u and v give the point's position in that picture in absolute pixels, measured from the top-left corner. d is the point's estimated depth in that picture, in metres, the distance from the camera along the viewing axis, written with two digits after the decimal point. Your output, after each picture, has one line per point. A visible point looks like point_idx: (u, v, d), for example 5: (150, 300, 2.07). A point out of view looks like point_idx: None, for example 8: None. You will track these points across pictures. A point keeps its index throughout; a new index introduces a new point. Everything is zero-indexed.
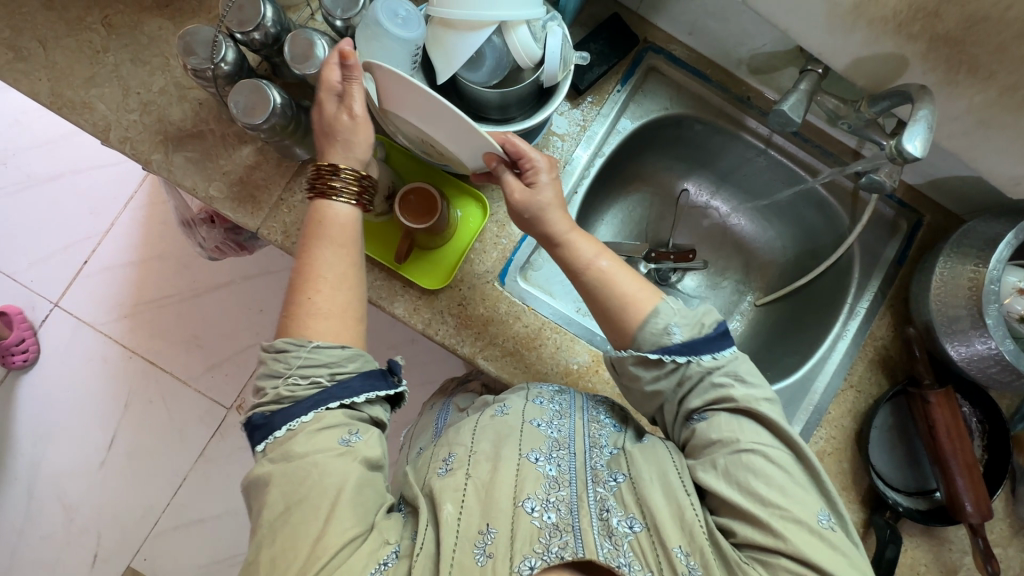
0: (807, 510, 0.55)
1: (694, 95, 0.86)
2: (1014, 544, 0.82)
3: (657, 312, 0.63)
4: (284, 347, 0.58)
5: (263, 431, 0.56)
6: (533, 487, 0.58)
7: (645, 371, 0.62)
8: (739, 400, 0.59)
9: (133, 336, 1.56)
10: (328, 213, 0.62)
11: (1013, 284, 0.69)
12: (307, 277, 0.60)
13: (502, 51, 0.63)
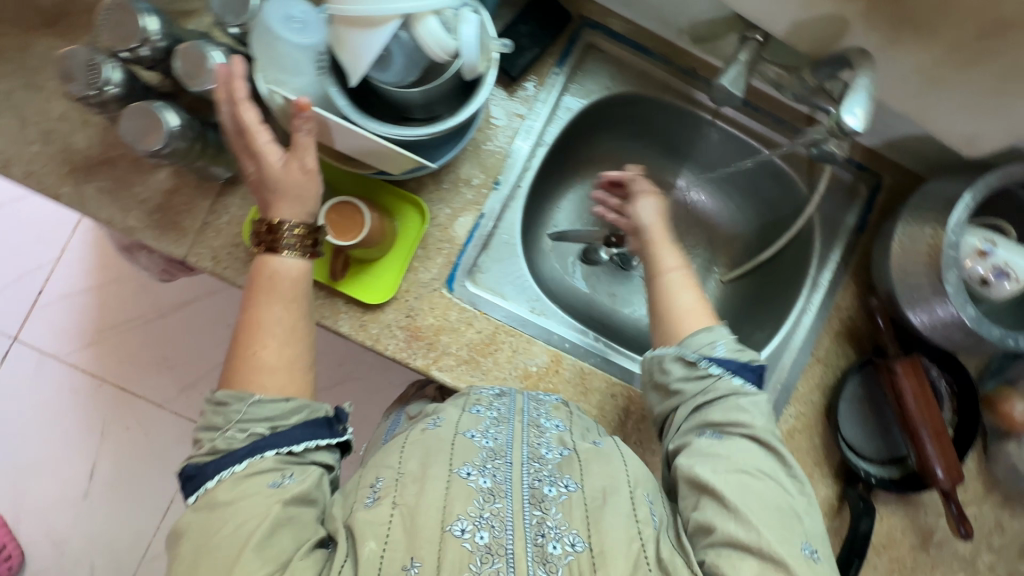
0: (793, 537, 0.57)
1: (637, 72, 0.81)
2: (988, 500, 0.82)
3: (710, 329, 0.69)
4: (224, 399, 0.57)
5: (195, 482, 0.55)
6: (463, 505, 0.56)
7: (679, 368, 0.67)
8: (757, 426, 0.63)
9: (102, 363, 1.51)
10: (273, 266, 0.60)
11: (973, 246, 0.67)
12: (252, 332, 0.59)
13: (412, 46, 0.57)
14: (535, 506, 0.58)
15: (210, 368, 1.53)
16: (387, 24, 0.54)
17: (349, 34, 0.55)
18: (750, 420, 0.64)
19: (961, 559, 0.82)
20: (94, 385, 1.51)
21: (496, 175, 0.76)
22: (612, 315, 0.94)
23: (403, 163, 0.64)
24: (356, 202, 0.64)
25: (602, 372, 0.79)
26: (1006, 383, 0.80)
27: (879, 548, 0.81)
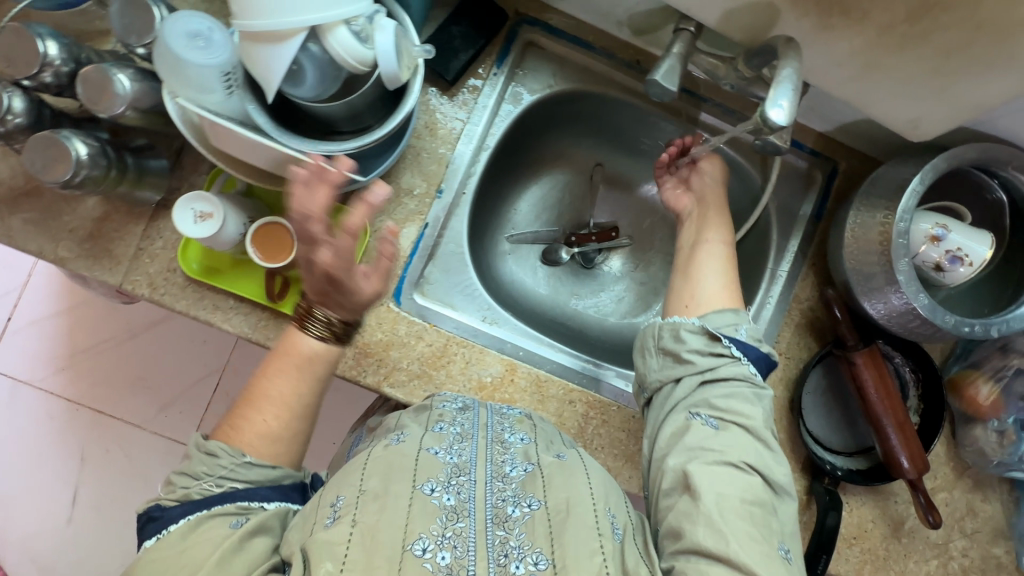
0: (771, 536, 0.55)
1: (579, 68, 0.79)
2: (960, 485, 0.80)
3: (735, 311, 0.67)
4: (214, 450, 0.57)
5: (155, 525, 0.53)
6: (425, 524, 0.53)
7: (697, 339, 0.65)
8: (757, 421, 0.61)
9: (76, 388, 1.38)
10: (297, 344, 0.60)
11: (925, 232, 0.65)
12: (269, 399, 0.59)
13: (325, 59, 0.55)
14: (498, 526, 0.55)
15: (185, 387, 1.39)
16: (293, 39, 0.51)
17: (256, 50, 0.52)
18: (754, 415, 0.62)
19: (933, 546, 0.80)
20: (67, 411, 1.37)
21: (438, 183, 0.74)
22: (575, 316, 0.93)
23: (330, 176, 0.62)
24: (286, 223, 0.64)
25: (559, 378, 0.77)
26: (971, 366, 0.78)
27: (850, 540, 0.79)
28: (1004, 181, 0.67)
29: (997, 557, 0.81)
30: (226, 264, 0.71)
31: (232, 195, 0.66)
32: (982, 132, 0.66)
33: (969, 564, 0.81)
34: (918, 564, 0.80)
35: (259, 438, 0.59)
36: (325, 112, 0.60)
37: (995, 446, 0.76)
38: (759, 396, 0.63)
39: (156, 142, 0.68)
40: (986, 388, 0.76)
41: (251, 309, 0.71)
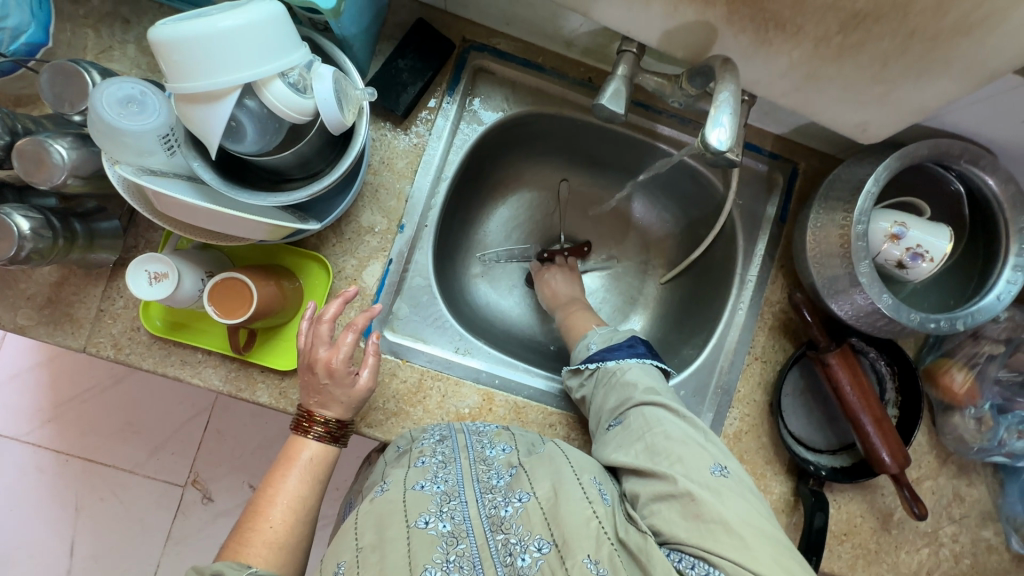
0: (700, 464, 0.59)
1: (531, 89, 0.78)
2: (945, 473, 0.80)
3: (584, 338, 0.79)
4: (223, 571, 0.54)
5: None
6: (428, 555, 0.52)
7: (576, 379, 0.75)
8: (640, 393, 0.67)
9: (64, 439, 1.31)
10: (298, 448, 0.63)
11: (884, 230, 0.65)
12: (279, 508, 0.61)
13: (264, 112, 0.54)
14: (497, 531, 0.55)
15: (176, 428, 1.33)
16: (227, 97, 0.50)
17: (191, 110, 0.51)
18: (635, 391, 0.67)
19: (923, 535, 0.80)
20: (59, 463, 1.30)
21: (399, 218, 0.74)
22: (553, 334, 0.92)
23: (283, 229, 0.60)
24: (243, 277, 0.61)
25: (537, 403, 0.77)
26: (945, 355, 0.78)
27: (841, 537, 0.79)
28: (959, 174, 0.67)
29: (987, 540, 0.81)
30: (191, 318, 0.70)
31: (189, 253, 0.65)
32: (933, 127, 0.66)
33: (960, 550, 0.81)
34: (910, 554, 0.80)
35: (268, 547, 0.59)
36: (272, 163, 0.59)
37: (974, 432, 0.76)
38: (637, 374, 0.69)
39: (105, 203, 0.67)
40: (961, 375, 0.76)
41: (220, 361, 0.70)
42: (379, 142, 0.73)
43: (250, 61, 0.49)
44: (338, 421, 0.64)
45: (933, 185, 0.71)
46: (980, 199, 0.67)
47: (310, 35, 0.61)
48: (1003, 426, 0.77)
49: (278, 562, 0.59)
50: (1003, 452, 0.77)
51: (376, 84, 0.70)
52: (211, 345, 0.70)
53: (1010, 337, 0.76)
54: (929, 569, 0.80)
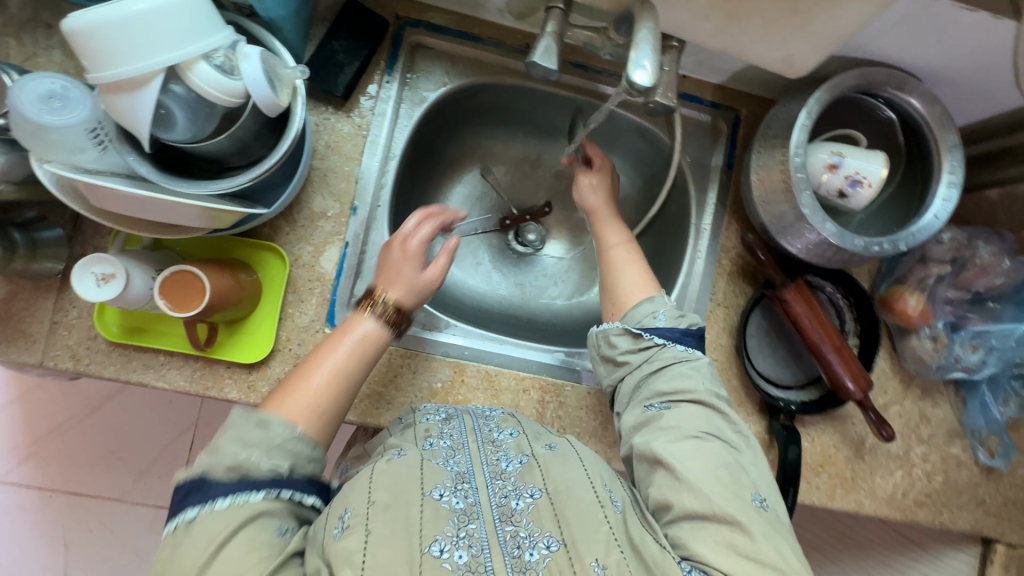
0: (743, 487, 0.57)
1: (471, 61, 0.79)
2: (910, 396, 0.83)
3: (651, 299, 0.70)
4: (266, 419, 0.55)
5: (202, 494, 0.50)
6: (438, 528, 0.51)
7: (626, 340, 0.68)
8: (702, 390, 0.63)
9: (44, 474, 1.26)
10: (358, 325, 0.63)
11: (822, 162, 0.67)
12: (325, 374, 0.60)
13: (192, 98, 0.53)
14: (506, 522, 0.54)
15: (160, 450, 1.30)
16: (151, 83, 0.49)
17: (115, 100, 0.50)
18: (696, 385, 0.64)
19: (895, 458, 0.83)
20: (41, 499, 1.26)
21: (351, 201, 0.73)
22: (523, 306, 0.93)
23: (228, 216, 0.60)
24: (196, 268, 0.61)
25: (509, 370, 0.78)
26: (897, 282, 0.80)
27: (818, 469, 0.81)
28: (887, 100, 0.69)
29: (956, 456, 0.84)
30: (148, 321, 0.69)
31: (139, 252, 0.65)
32: (858, 57, 0.68)
33: (931, 468, 0.83)
34: (884, 478, 0.82)
35: (312, 410, 0.58)
36: (209, 150, 0.59)
37: (932, 352, 0.79)
38: (696, 368, 0.65)
39: (45, 212, 0.67)
40: (914, 299, 0.78)
41: (184, 361, 0.70)
42: (324, 126, 0.73)
43: (171, 43, 0.49)
44: (405, 313, 0.66)
45: (866, 115, 0.72)
46: (910, 123, 0.69)
47: (236, 20, 0.61)
48: (958, 343, 0.79)
49: (320, 428, 0.58)
50: (960, 368, 0.80)
51: (311, 67, 0.70)
52: (174, 345, 0.69)
53: (955, 257, 0.79)
54: (904, 490, 0.83)
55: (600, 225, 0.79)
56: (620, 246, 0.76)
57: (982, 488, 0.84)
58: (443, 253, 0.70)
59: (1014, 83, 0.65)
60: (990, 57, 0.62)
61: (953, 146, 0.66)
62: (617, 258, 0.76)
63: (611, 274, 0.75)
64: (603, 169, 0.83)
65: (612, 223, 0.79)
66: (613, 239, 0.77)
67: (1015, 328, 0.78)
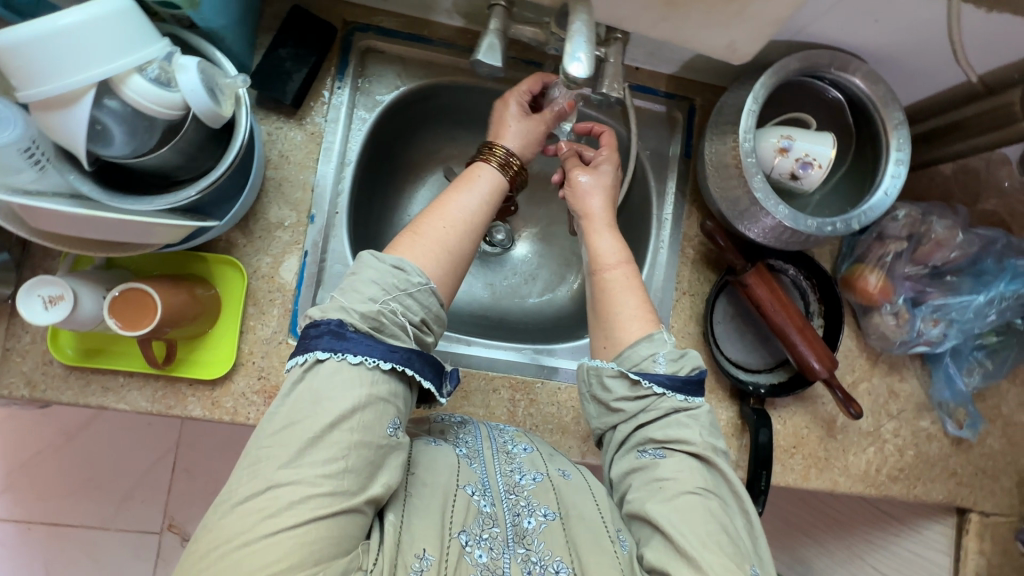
0: (740, 558, 0.54)
1: (422, 63, 0.79)
2: (877, 372, 0.84)
3: (649, 338, 0.62)
4: (404, 266, 0.56)
5: (337, 341, 0.51)
6: (466, 520, 0.53)
7: (621, 385, 0.61)
8: (700, 442, 0.59)
9: (22, 507, 1.19)
10: (479, 172, 0.67)
11: (772, 146, 0.68)
12: (458, 222, 0.61)
13: (128, 112, 0.53)
14: (519, 543, 0.54)
15: (140, 476, 1.23)
16: (83, 98, 0.48)
17: (47, 118, 0.49)
18: (694, 436, 0.59)
19: (867, 435, 0.84)
20: (20, 533, 1.19)
21: (308, 209, 0.73)
22: (494, 306, 0.93)
23: (177, 231, 0.59)
24: (147, 286, 0.60)
25: (478, 370, 0.78)
26: (857, 261, 0.81)
27: (791, 450, 0.81)
28: (832, 81, 0.70)
29: (926, 429, 0.85)
30: (105, 343, 0.68)
31: (88, 272, 0.63)
32: (801, 40, 0.69)
33: (903, 443, 0.84)
34: (857, 456, 0.83)
35: (442, 248, 0.59)
36: (152, 164, 0.58)
37: (894, 327, 0.80)
38: (696, 417, 0.60)
39: None
40: (874, 277, 0.79)
41: (144, 381, 0.68)
42: (277, 135, 0.73)
43: (102, 57, 0.48)
44: (519, 166, 0.69)
45: (815, 97, 0.73)
46: (856, 103, 0.71)
47: (172, 32, 0.59)
48: (919, 318, 0.80)
49: (441, 271, 0.59)
50: (923, 342, 0.81)
51: (259, 76, 0.69)
52: (132, 364, 0.68)
53: (911, 233, 0.80)
54: (878, 466, 0.83)
55: (594, 239, 0.70)
56: (618, 267, 0.67)
57: (953, 459, 0.85)
58: (539, 121, 0.72)
59: (951, 58, 0.67)
60: (925, 34, 0.64)
61: (899, 124, 0.67)
62: (613, 284, 0.66)
63: (606, 302, 0.66)
64: (602, 168, 0.73)
65: (608, 237, 0.69)
66: (609, 260, 0.67)
67: (974, 299, 0.80)
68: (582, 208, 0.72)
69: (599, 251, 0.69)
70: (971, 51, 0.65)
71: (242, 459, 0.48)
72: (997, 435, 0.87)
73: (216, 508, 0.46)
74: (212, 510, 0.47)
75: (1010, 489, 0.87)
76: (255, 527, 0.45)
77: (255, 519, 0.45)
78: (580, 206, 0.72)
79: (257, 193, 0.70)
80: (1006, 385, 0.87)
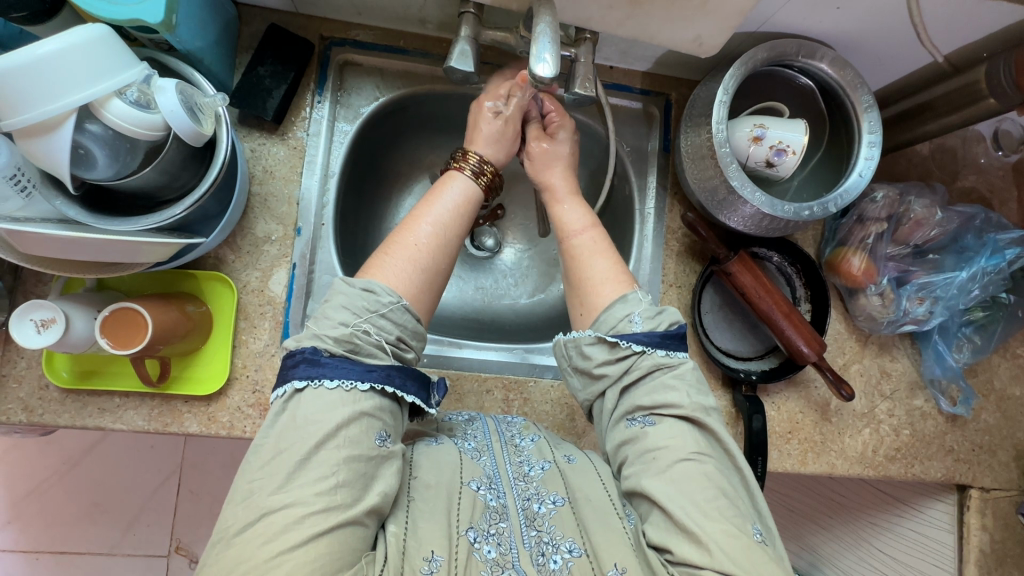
0: (741, 519, 0.53)
1: (400, 72, 0.81)
2: (868, 354, 0.85)
3: (623, 300, 0.63)
4: (373, 288, 0.57)
5: (312, 368, 0.52)
6: (473, 517, 0.53)
7: (600, 351, 0.61)
8: (688, 404, 0.58)
9: (30, 537, 1.19)
10: (451, 180, 0.67)
11: (746, 135, 0.69)
12: (426, 232, 0.62)
13: (110, 135, 0.54)
14: (531, 527, 0.55)
15: (145, 500, 1.23)
16: (64, 123, 0.49)
17: (30, 145, 0.50)
18: (681, 398, 0.58)
19: (862, 416, 0.84)
20: (28, 563, 1.19)
21: (295, 222, 0.74)
22: (486, 308, 0.94)
23: (164, 249, 0.60)
24: (136, 305, 0.61)
25: (471, 373, 0.78)
26: (840, 245, 0.82)
27: (787, 436, 0.82)
28: (801, 68, 0.71)
29: (920, 407, 0.85)
30: (100, 364, 0.69)
31: (80, 294, 0.64)
32: (768, 31, 0.71)
33: (898, 423, 0.85)
34: (853, 438, 0.83)
35: (413, 265, 0.60)
36: (134, 184, 0.59)
37: (881, 308, 0.81)
38: (678, 377, 0.59)
39: None
40: (857, 259, 0.80)
41: (139, 400, 0.69)
42: (262, 151, 0.74)
43: (81, 82, 0.49)
44: (492, 172, 0.70)
45: (786, 85, 0.75)
46: (827, 88, 0.72)
47: (151, 55, 0.61)
48: (904, 297, 0.81)
49: (415, 288, 0.59)
50: (910, 321, 0.82)
51: (239, 94, 0.71)
52: (125, 386, 0.69)
53: (890, 213, 0.81)
54: (874, 447, 0.84)
55: (558, 207, 0.72)
56: (584, 232, 0.69)
57: (948, 436, 0.86)
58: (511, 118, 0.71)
59: (915, 40, 0.68)
60: (888, 17, 0.65)
61: (868, 107, 0.68)
62: (582, 248, 0.68)
63: (576, 269, 0.67)
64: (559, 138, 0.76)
65: (573, 206, 0.71)
66: (575, 226, 0.69)
67: (957, 275, 0.80)
68: (544, 181, 0.74)
69: (564, 219, 0.71)
70: (933, 32, 0.67)
71: (237, 489, 0.49)
72: (991, 410, 0.87)
73: (214, 543, 0.47)
74: (212, 544, 0.47)
75: (1008, 463, 0.87)
76: (260, 549, 0.45)
77: (255, 545, 0.45)
78: (542, 180, 0.74)
79: (241, 211, 0.71)
80: (997, 359, 0.88)
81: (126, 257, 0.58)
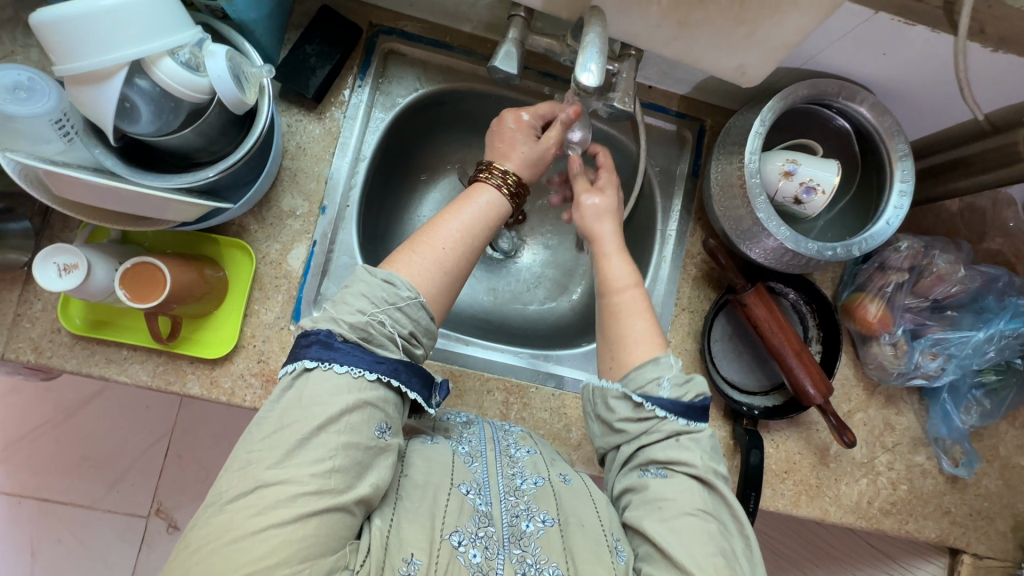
0: None
1: (443, 68, 0.82)
2: (874, 404, 0.84)
3: (654, 360, 0.62)
4: (394, 280, 0.57)
5: (325, 351, 0.52)
6: (460, 520, 0.53)
7: (625, 407, 0.61)
8: (701, 465, 0.58)
9: (16, 480, 1.19)
10: (479, 191, 0.66)
11: (777, 169, 0.69)
12: (452, 240, 0.62)
13: (157, 92, 0.55)
14: (515, 544, 0.54)
15: (133, 459, 1.23)
16: (118, 74, 0.50)
17: (80, 92, 0.51)
18: (695, 459, 0.58)
19: (861, 465, 0.83)
20: (10, 507, 1.19)
21: (320, 200, 0.75)
22: (495, 310, 0.94)
23: (194, 209, 0.61)
24: (158, 261, 0.62)
25: (474, 370, 0.78)
26: (858, 290, 0.82)
27: (782, 475, 0.81)
28: (840, 110, 0.72)
29: (920, 464, 0.84)
30: (114, 315, 0.69)
31: (104, 244, 0.66)
32: (812, 68, 0.71)
33: (896, 477, 0.83)
34: (850, 486, 0.82)
35: (438, 268, 0.60)
36: (176, 143, 0.60)
37: (892, 358, 0.80)
38: (697, 440, 0.60)
39: (15, 204, 0.68)
40: (874, 305, 0.80)
41: (146, 355, 0.70)
42: (299, 128, 0.75)
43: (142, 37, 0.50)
44: (516, 182, 0.68)
45: (822, 125, 0.75)
46: (863, 132, 0.72)
47: (205, 21, 0.62)
48: (918, 350, 0.80)
49: (434, 289, 0.60)
50: (920, 375, 0.81)
51: (284, 69, 0.72)
52: (135, 339, 0.69)
53: (912, 265, 0.80)
54: (870, 499, 0.82)
55: (606, 261, 0.70)
56: (626, 291, 0.67)
57: (947, 497, 0.84)
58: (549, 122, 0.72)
59: (958, 95, 0.68)
60: (934, 68, 0.65)
61: (903, 155, 0.69)
62: (622, 306, 0.66)
63: (615, 323, 0.66)
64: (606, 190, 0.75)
65: (618, 260, 0.69)
66: (620, 282, 0.67)
67: (974, 335, 0.80)
68: (591, 230, 0.72)
69: (609, 273, 0.69)
70: (976, 88, 0.67)
71: (233, 459, 0.49)
72: (993, 476, 0.86)
73: (207, 506, 0.47)
74: (204, 507, 0.47)
75: (1005, 533, 0.85)
76: (246, 523, 0.45)
77: (244, 516, 0.46)
78: (590, 229, 0.72)
79: (269, 184, 0.72)
80: (1004, 426, 0.87)
81: (154, 212, 0.59)
